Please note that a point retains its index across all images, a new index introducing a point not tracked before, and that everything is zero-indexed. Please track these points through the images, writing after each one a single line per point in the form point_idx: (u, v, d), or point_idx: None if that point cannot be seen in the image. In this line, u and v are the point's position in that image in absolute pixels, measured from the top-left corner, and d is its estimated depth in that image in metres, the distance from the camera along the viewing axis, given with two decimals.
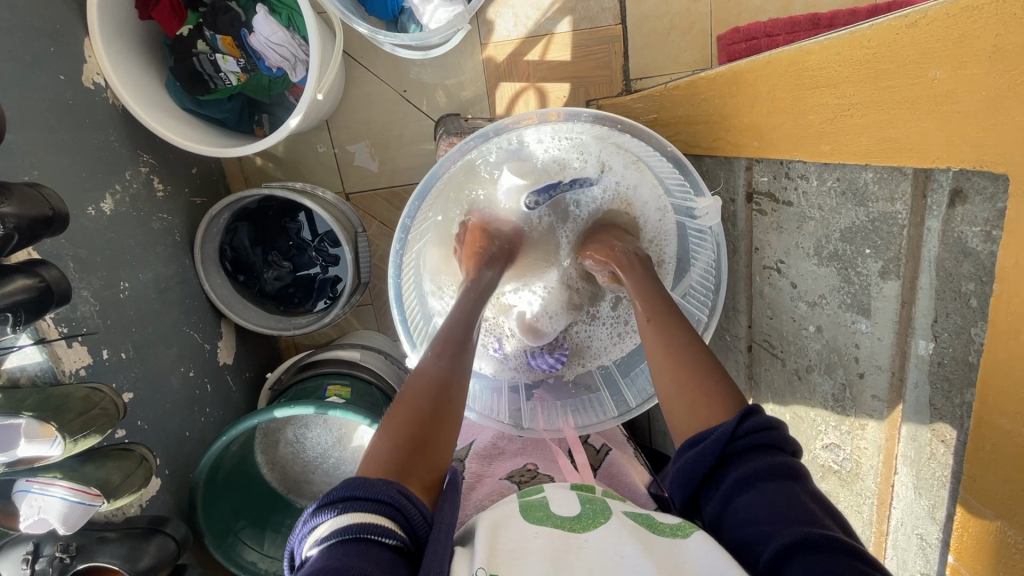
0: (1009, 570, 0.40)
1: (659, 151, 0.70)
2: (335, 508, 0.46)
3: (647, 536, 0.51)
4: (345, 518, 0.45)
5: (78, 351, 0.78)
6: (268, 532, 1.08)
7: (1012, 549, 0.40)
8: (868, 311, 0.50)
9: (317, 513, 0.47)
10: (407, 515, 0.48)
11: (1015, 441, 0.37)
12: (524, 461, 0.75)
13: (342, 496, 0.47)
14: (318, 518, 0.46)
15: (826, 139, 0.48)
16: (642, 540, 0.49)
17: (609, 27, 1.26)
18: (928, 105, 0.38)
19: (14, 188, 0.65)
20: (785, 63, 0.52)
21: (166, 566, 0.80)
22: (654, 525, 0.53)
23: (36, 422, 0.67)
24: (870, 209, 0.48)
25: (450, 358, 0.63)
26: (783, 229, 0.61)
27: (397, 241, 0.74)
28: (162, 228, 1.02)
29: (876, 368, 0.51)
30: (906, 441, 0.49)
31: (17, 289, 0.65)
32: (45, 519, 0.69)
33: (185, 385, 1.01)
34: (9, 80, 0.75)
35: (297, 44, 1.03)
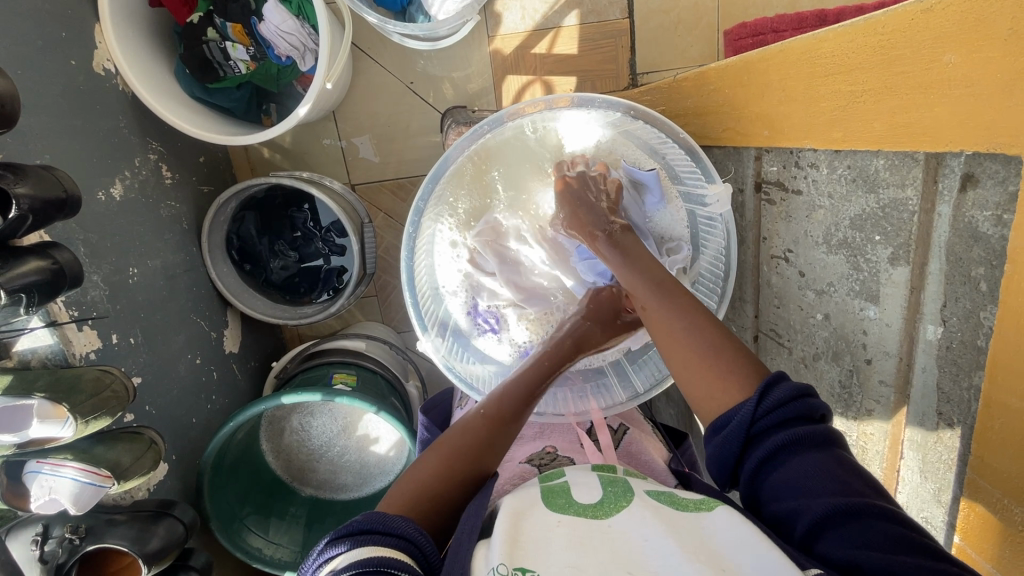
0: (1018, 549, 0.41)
1: (671, 138, 0.71)
2: (350, 541, 0.48)
3: (670, 512, 0.52)
4: (359, 551, 0.47)
5: (88, 334, 0.79)
6: (273, 519, 1.09)
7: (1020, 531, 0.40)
8: (876, 298, 0.51)
9: (331, 545, 0.49)
10: (423, 550, 0.50)
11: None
12: (544, 444, 0.74)
13: (359, 530, 0.49)
14: (332, 550, 0.48)
15: (838, 126, 0.49)
16: (665, 516, 0.50)
17: (616, 21, 1.27)
18: (942, 89, 0.38)
19: (29, 169, 0.65)
20: (796, 52, 0.52)
21: (174, 549, 0.81)
22: (675, 501, 0.55)
23: (49, 402, 0.67)
24: (880, 195, 0.48)
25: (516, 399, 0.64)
26: (791, 218, 0.62)
27: (409, 226, 0.77)
28: (170, 215, 1.03)
29: (884, 354, 0.51)
30: (912, 425, 0.50)
31: (30, 271, 0.65)
32: (56, 500, 0.69)
33: (192, 372, 1.02)
34: (22, 64, 0.75)
35: (307, 33, 1.03)
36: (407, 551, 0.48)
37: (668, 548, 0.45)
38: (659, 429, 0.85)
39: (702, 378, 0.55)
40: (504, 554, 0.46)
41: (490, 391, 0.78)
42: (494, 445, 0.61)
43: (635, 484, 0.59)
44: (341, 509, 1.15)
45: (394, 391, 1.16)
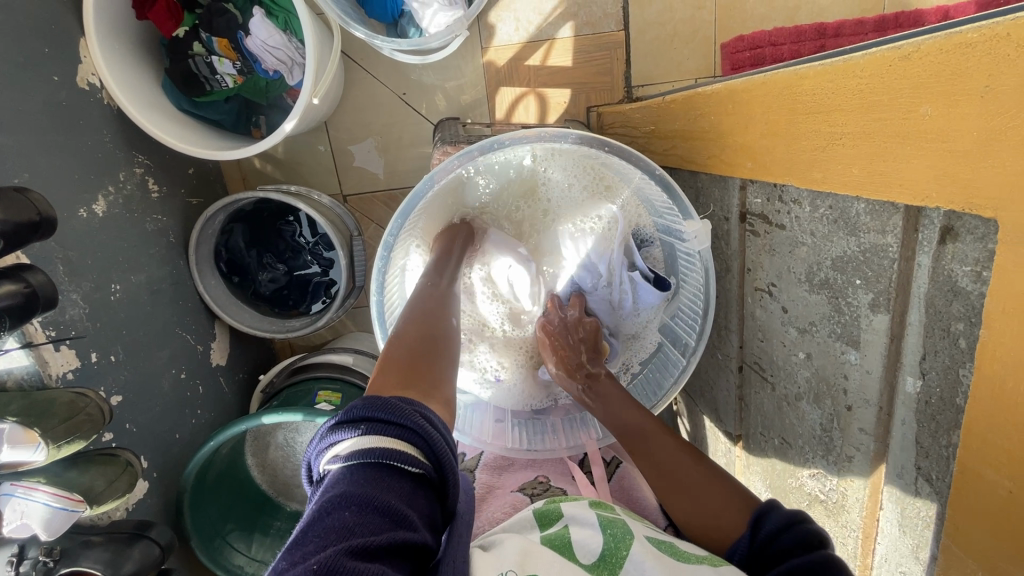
0: None
1: (647, 173, 0.69)
2: (357, 428, 0.43)
3: (673, 565, 0.50)
4: (368, 440, 0.42)
5: (66, 354, 0.78)
6: (256, 535, 1.08)
7: None
8: (857, 343, 0.49)
9: (337, 431, 0.43)
10: (430, 442, 0.45)
11: (997, 493, 0.36)
12: (536, 473, 0.72)
13: (364, 416, 0.43)
14: (338, 436, 0.43)
15: (818, 166, 0.47)
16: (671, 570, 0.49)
17: (612, 33, 1.25)
18: (918, 140, 0.37)
19: (1, 193, 0.64)
20: (779, 86, 0.51)
21: (150, 572, 0.80)
22: (678, 552, 0.53)
23: (19, 427, 0.67)
24: (861, 240, 0.46)
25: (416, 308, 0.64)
26: (775, 252, 0.60)
27: (379, 262, 0.72)
28: (156, 229, 1.02)
29: (864, 402, 0.50)
30: (892, 476, 0.48)
31: (3, 295, 0.64)
32: (28, 524, 0.69)
33: (176, 388, 1.01)
34: (1, 82, 0.74)
35: (295, 47, 1.03)
36: (416, 446, 0.43)
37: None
38: None
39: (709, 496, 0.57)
40: (516, 560, 0.48)
41: (472, 432, 0.76)
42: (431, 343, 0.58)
43: (636, 527, 0.56)
44: None
45: None
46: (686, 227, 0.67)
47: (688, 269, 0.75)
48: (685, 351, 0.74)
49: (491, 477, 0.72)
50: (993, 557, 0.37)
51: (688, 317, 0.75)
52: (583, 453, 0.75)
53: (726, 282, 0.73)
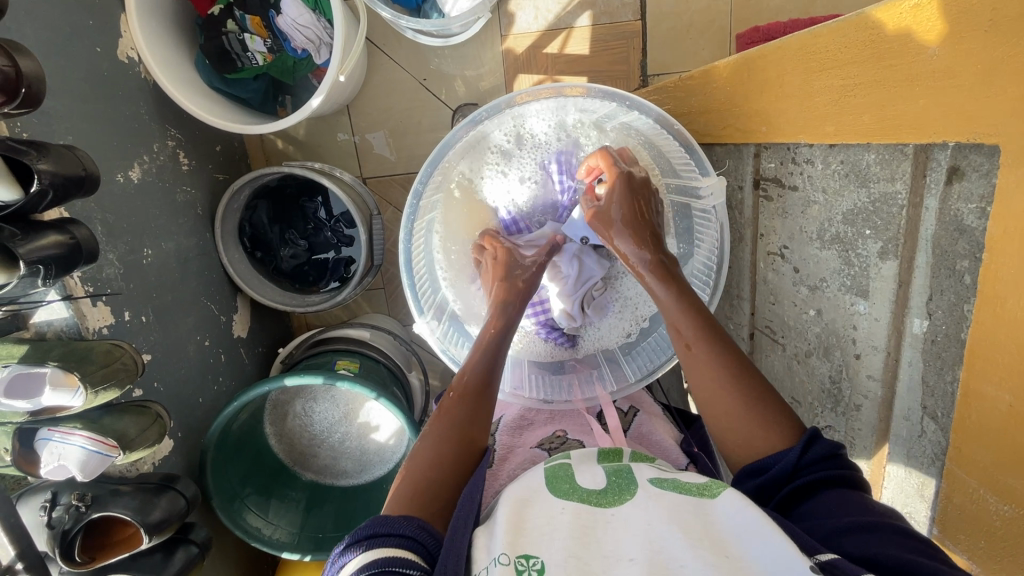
0: (990, 537, 0.42)
1: (666, 130, 0.72)
2: (360, 546, 0.47)
3: (674, 499, 0.53)
4: (370, 554, 0.46)
5: (102, 309, 0.82)
6: (273, 501, 1.11)
7: (995, 519, 0.42)
8: (866, 293, 0.51)
9: (345, 551, 0.48)
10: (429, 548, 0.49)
11: (998, 409, 0.39)
12: (554, 428, 0.74)
13: (366, 535, 0.48)
14: (345, 556, 0.47)
15: (830, 120, 0.49)
16: (666, 504, 0.52)
17: (629, 22, 1.28)
18: (927, 81, 0.39)
19: (51, 147, 0.68)
20: (792, 49, 0.53)
21: (175, 521, 0.84)
22: (680, 487, 0.56)
23: (61, 370, 0.71)
24: (871, 190, 0.49)
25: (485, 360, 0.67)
26: (787, 215, 0.62)
27: (408, 209, 0.76)
28: (185, 200, 1.06)
29: (873, 349, 0.52)
30: (900, 420, 0.51)
31: (50, 244, 0.68)
32: (65, 466, 0.72)
33: (200, 354, 1.05)
34: (48, 49, 0.78)
35: (322, 27, 1.07)
36: (415, 551, 0.48)
37: (672, 540, 0.46)
38: (668, 411, 0.84)
39: (738, 420, 0.58)
40: (506, 543, 0.47)
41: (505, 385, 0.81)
42: (474, 426, 0.61)
43: (639, 471, 0.60)
44: (341, 495, 1.17)
45: (397, 380, 1.17)
46: (702, 182, 0.70)
47: (704, 229, 0.76)
48: None
49: (512, 438, 0.74)
50: (996, 473, 0.40)
51: (700, 280, 0.77)
52: (598, 406, 0.78)
53: (739, 250, 0.75)
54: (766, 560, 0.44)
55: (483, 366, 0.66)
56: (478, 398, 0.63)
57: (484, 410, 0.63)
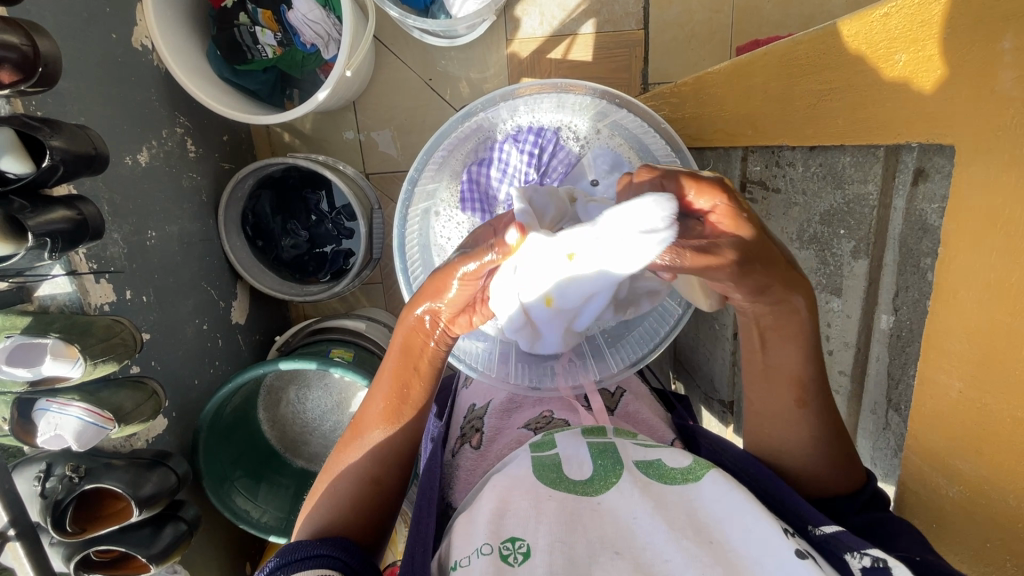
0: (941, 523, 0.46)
1: (654, 128, 0.74)
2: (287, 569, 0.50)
3: (659, 488, 0.55)
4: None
5: (104, 287, 0.84)
6: (262, 485, 1.12)
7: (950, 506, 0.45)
8: (839, 291, 0.53)
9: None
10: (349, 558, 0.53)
11: (950, 398, 0.42)
12: (541, 409, 0.77)
13: (293, 559, 0.51)
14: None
15: (809, 123, 0.52)
16: (653, 494, 0.54)
17: (631, 31, 1.31)
18: (893, 86, 0.41)
19: (64, 125, 0.71)
20: (775, 56, 0.55)
21: (165, 497, 0.85)
22: (665, 474, 0.57)
23: (62, 342, 0.72)
24: (846, 191, 0.51)
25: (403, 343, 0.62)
26: (771, 216, 0.65)
27: (403, 195, 0.79)
28: (190, 186, 1.09)
29: (844, 344, 0.54)
30: (868, 415, 0.53)
31: (57, 219, 0.70)
32: (60, 436, 0.74)
33: (197, 337, 1.06)
34: (65, 32, 0.81)
35: (332, 23, 1.10)
36: (336, 565, 0.52)
37: (655, 527, 0.49)
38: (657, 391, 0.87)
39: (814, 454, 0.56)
40: (489, 533, 0.50)
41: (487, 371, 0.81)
42: (386, 461, 0.63)
43: (623, 452, 0.61)
44: None
45: None
46: None
47: None
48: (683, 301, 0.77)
49: (500, 421, 0.76)
50: (951, 463, 0.43)
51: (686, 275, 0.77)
52: (584, 392, 0.79)
53: None
54: (755, 549, 0.47)
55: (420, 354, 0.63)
56: (388, 428, 0.63)
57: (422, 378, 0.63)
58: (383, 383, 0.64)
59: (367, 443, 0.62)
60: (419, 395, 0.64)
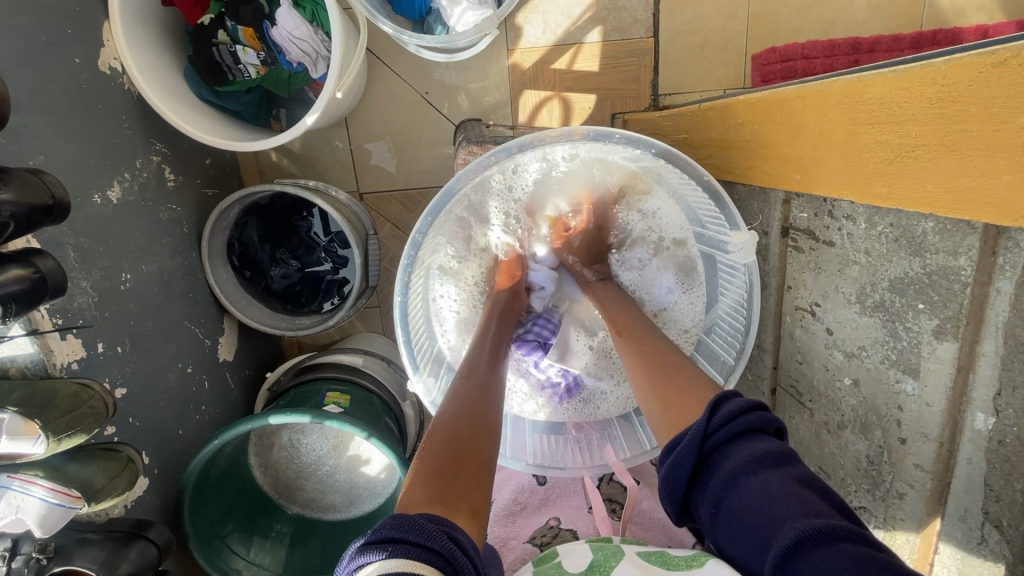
0: None
1: (695, 180, 0.65)
2: (384, 550, 0.42)
3: (658, 571, 0.58)
4: (392, 563, 0.41)
5: (72, 343, 0.76)
6: (256, 538, 1.04)
7: None
8: (916, 371, 0.47)
9: (364, 551, 0.42)
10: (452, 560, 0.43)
11: None
12: (547, 515, 0.78)
13: (391, 537, 0.43)
14: (366, 557, 0.42)
15: (884, 180, 0.44)
16: (651, 573, 0.57)
17: (641, 39, 1.22)
18: (1013, 152, 0.34)
19: (14, 173, 0.63)
20: (839, 93, 0.48)
21: (145, 574, 0.77)
22: (666, 561, 0.60)
23: (20, 418, 0.64)
24: (927, 260, 0.44)
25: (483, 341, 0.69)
26: (821, 270, 0.57)
27: (406, 260, 0.69)
28: (170, 219, 1.00)
29: (921, 436, 0.48)
30: (954, 521, 0.48)
31: (10, 281, 0.62)
32: (22, 519, 0.66)
33: (182, 382, 0.98)
34: (20, 60, 0.72)
35: (320, 39, 1.01)
36: (438, 566, 0.41)
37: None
38: None
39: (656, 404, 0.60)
40: None
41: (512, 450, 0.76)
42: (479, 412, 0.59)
43: (626, 550, 0.63)
44: (328, 531, 1.11)
45: (390, 412, 1.11)
46: (731, 237, 0.65)
47: (729, 283, 0.72)
48: (724, 370, 0.71)
49: (505, 528, 0.77)
50: None
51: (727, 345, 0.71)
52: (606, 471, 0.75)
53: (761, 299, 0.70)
54: None
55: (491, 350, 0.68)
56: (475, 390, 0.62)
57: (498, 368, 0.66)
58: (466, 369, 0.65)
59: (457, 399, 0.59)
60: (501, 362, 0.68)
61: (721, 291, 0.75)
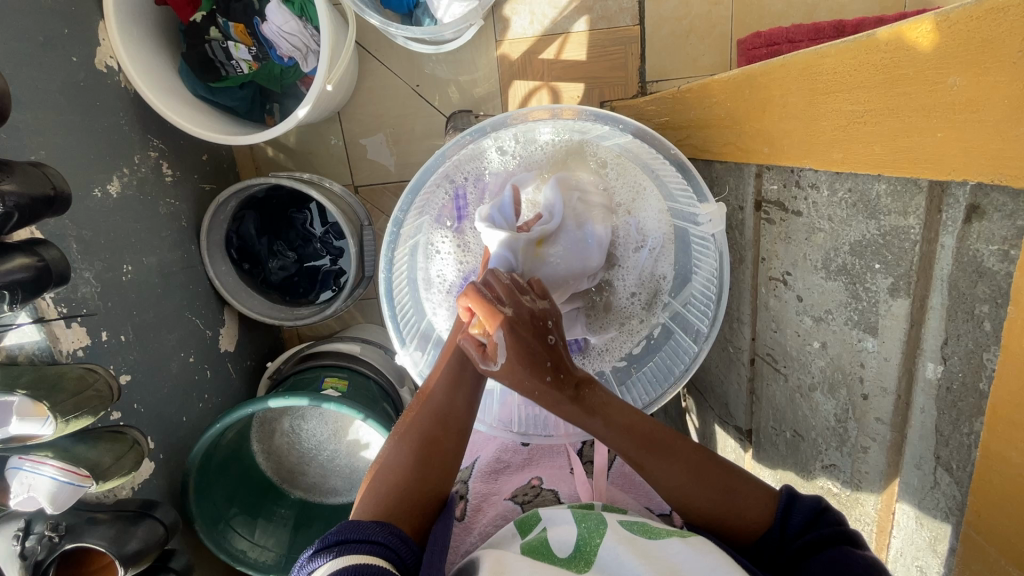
0: None
1: (662, 154, 0.69)
2: (332, 552, 0.50)
3: (643, 542, 0.58)
4: (341, 560, 0.49)
5: (77, 331, 0.79)
6: (260, 521, 1.07)
7: None
8: (875, 329, 0.51)
9: (316, 558, 0.50)
10: (401, 554, 0.52)
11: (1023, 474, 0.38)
12: (529, 475, 0.78)
13: (338, 541, 0.51)
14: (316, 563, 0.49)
15: (838, 146, 0.48)
16: (636, 544, 0.57)
17: (627, 27, 1.24)
18: (946, 113, 0.38)
19: (17, 167, 0.66)
20: (797, 67, 0.51)
21: (152, 551, 0.80)
22: (648, 530, 0.61)
23: (29, 400, 0.68)
24: (881, 222, 0.48)
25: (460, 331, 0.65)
26: (790, 240, 0.61)
27: (389, 237, 0.74)
28: (168, 213, 1.02)
29: (881, 390, 0.52)
30: (910, 468, 0.51)
31: (16, 268, 0.65)
32: (33, 498, 0.69)
33: (184, 371, 1.01)
34: (19, 59, 0.75)
35: (310, 34, 1.04)
36: (386, 556, 0.51)
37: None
38: None
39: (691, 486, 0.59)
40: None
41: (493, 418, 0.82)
42: (446, 422, 0.61)
43: (608, 516, 0.63)
44: (329, 513, 1.14)
45: (388, 398, 1.14)
46: (700, 210, 0.68)
47: (701, 257, 0.73)
48: (697, 338, 0.73)
49: (486, 485, 0.78)
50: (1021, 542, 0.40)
51: (698, 313, 0.73)
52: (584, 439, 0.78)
53: (738, 272, 0.73)
54: None
55: (473, 337, 0.65)
56: (450, 391, 0.62)
57: (480, 356, 0.64)
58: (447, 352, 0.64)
59: (430, 404, 0.61)
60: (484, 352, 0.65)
61: (694, 265, 0.76)
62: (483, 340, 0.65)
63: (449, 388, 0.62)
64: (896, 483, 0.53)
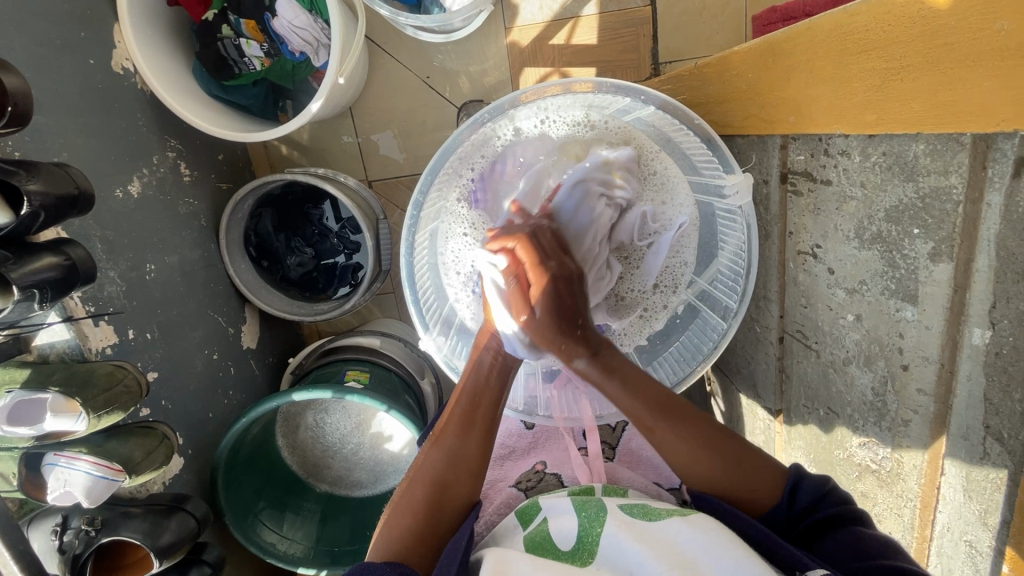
0: None
1: (688, 124, 0.71)
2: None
3: (644, 528, 0.58)
4: None
5: (105, 329, 0.80)
6: (288, 514, 1.09)
7: None
8: (915, 297, 0.50)
9: None
10: None
11: None
12: (534, 460, 0.79)
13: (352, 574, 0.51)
14: None
15: (871, 107, 0.47)
16: (636, 532, 0.57)
17: (638, 8, 1.21)
18: (993, 59, 0.37)
19: (41, 166, 0.67)
20: (824, 31, 0.50)
21: (185, 544, 0.82)
22: (648, 513, 0.61)
23: (62, 397, 0.69)
24: (920, 184, 0.47)
25: (478, 377, 0.66)
26: (820, 211, 0.59)
27: (408, 219, 0.77)
28: (188, 213, 1.03)
29: (923, 359, 0.51)
30: (956, 439, 0.50)
31: (43, 267, 0.66)
32: (70, 492, 0.71)
33: (208, 368, 1.02)
34: (39, 63, 0.76)
35: (320, 27, 1.04)
36: None
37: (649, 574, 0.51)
38: None
39: (709, 463, 0.60)
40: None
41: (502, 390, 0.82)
42: (456, 465, 0.62)
43: (607, 500, 0.64)
44: (355, 506, 1.15)
45: (408, 388, 1.14)
46: (727, 180, 0.68)
47: (729, 230, 0.73)
48: (726, 314, 0.74)
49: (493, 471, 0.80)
50: None
51: (726, 294, 0.73)
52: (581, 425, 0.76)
53: (765, 248, 0.72)
54: None
55: (481, 380, 0.65)
56: (465, 432, 0.63)
57: (494, 401, 0.65)
58: (461, 396, 0.65)
59: (445, 445, 0.62)
60: (492, 401, 0.65)
61: (720, 241, 0.75)
62: (488, 383, 0.65)
63: (460, 432, 0.63)
64: (938, 457, 0.52)
